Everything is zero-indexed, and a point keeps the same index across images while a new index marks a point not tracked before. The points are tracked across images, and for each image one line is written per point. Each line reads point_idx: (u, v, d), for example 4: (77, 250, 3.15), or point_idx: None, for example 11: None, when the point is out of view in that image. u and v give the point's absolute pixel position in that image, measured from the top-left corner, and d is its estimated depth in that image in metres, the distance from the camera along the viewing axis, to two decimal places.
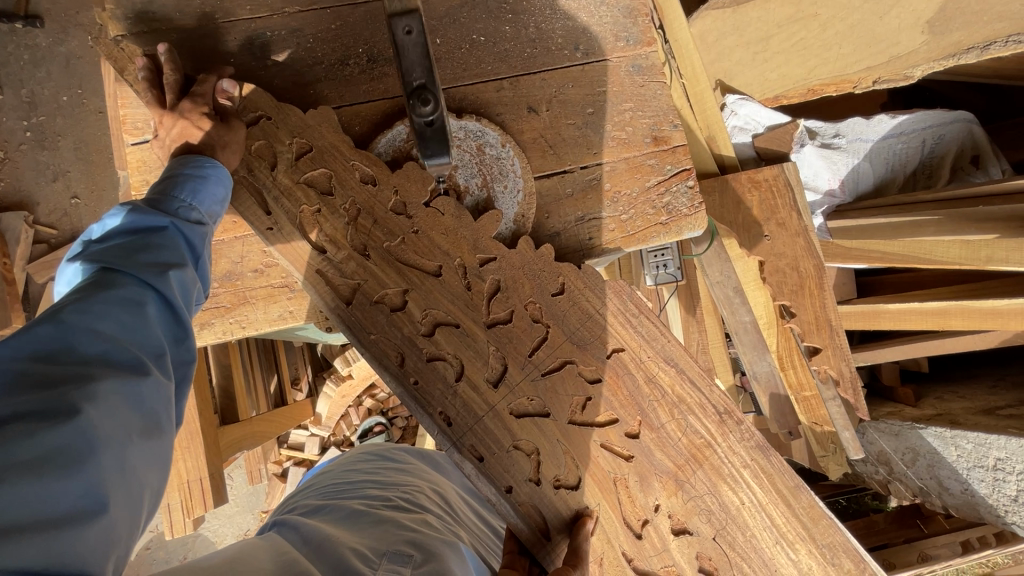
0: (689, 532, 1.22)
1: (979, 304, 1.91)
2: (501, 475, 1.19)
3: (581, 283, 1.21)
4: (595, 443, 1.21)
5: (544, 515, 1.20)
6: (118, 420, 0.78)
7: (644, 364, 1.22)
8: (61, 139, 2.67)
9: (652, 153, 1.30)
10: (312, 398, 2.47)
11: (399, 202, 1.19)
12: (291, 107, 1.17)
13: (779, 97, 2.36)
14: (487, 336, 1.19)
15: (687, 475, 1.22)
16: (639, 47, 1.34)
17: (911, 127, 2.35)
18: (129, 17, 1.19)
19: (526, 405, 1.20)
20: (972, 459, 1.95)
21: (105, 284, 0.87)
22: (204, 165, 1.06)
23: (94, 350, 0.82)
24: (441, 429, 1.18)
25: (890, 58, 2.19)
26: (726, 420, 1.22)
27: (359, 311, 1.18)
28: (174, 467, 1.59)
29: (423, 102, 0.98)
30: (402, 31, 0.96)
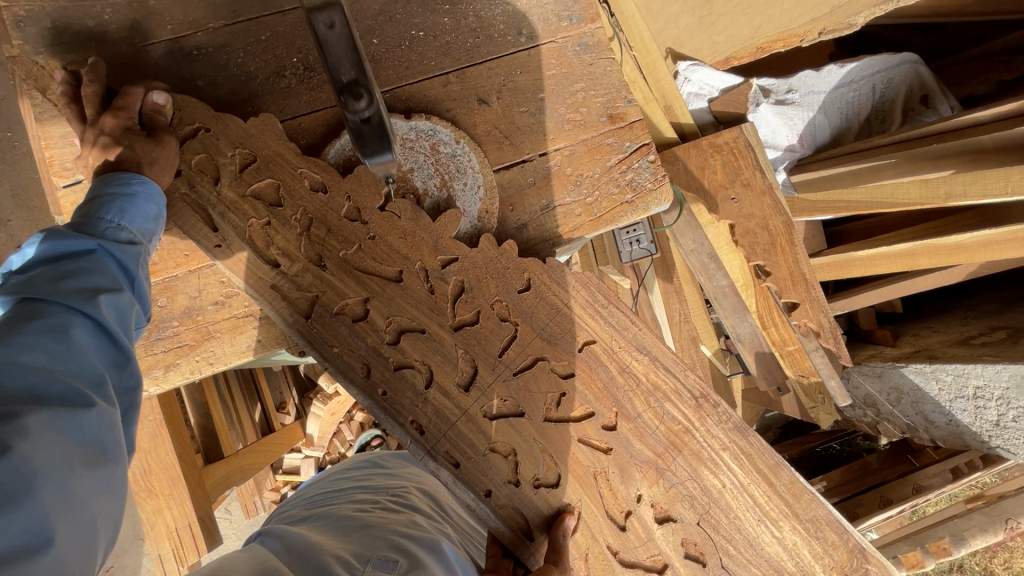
0: (674, 519, 1.23)
1: (944, 241, 1.95)
2: (479, 480, 1.17)
3: (548, 278, 1.20)
4: (572, 439, 1.21)
5: (524, 515, 1.19)
6: (56, 453, 0.76)
7: (619, 353, 1.22)
8: None
9: (609, 132, 1.28)
10: (301, 419, 2.42)
11: (353, 208, 1.15)
12: (230, 117, 1.11)
13: (730, 58, 2.40)
14: (454, 339, 1.17)
15: (667, 462, 1.23)
16: (583, 25, 1.31)
17: (859, 75, 2.38)
18: (38, 51, 1.11)
19: (500, 407, 1.19)
20: (953, 391, 2.00)
21: (28, 316, 0.83)
22: (130, 182, 0.99)
23: (24, 384, 0.78)
24: (413, 439, 1.15)
25: (832, 9, 2.22)
26: (703, 405, 1.23)
27: (319, 324, 1.13)
28: (160, 517, 1.52)
29: (355, 98, 0.87)
30: (323, 24, 0.84)
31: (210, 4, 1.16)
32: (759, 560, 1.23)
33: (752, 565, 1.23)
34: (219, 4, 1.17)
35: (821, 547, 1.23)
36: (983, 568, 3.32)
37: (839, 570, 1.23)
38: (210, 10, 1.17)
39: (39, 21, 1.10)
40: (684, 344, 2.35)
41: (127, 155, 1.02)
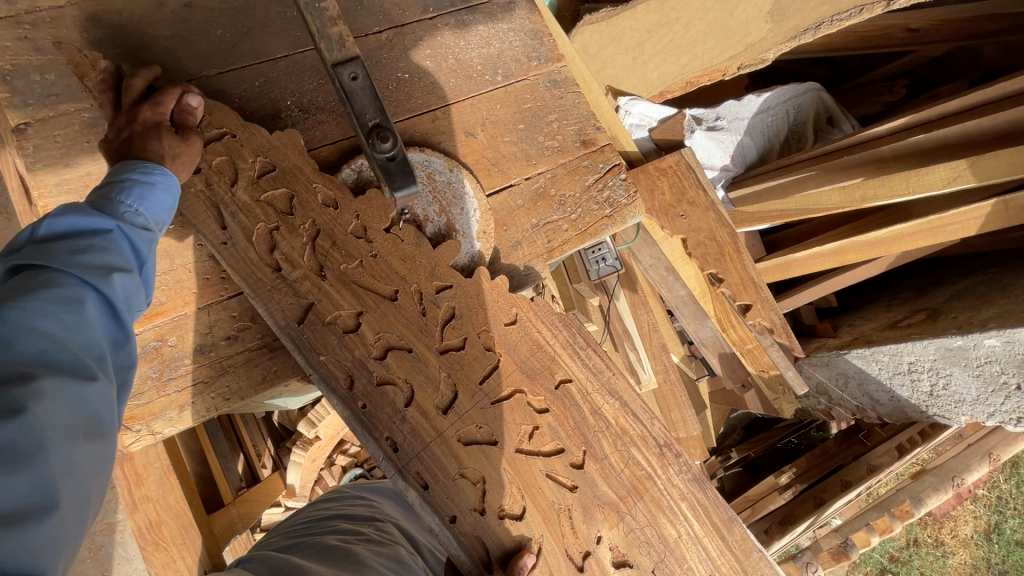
0: (628, 563, 1.25)
1: (866, 238, 2.24)
2: (445, 503, 1.18)
3: (533, 315, 1.27)
4: (540, 473, 1.24)
5: (487, 545, 1.19)
6: (66, 418, 0.78)
7: (588, 395, 1.28)
8: None
9: (585, 155, 1.43)
10: (280, 471, 2.33)
11: (359, 226, 1.21)
12: (257, 127, 1.18)
13: (664, 92, 2.64)
14: (438, 362, 1.21)
15: (627, 506, 1.27)
16: (550, 63, 1.47)
17: (774, 102, 2.74)
18: (29, 103, 1.12)
19: (474, 433, 1.22)
20: (891, 368, 2.25)
21: (43, 283, 0.83)
22: (151, 172, 0.99)
23: (33, 349, 0.79)
24: (386, 456, 1.17)
25: (745, 47, 2.55)
26: (666, 453, 1.30)
27: (311, 331, 1.17)
28: (173, 569, 1.46)
29: (381, 140, 1.03)
30: (348, 77, 1.01)
31: (202, 54, 1.22)
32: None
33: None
34: (209, 54, 1.22)
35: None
36: (935, 539, 3.60)
37: None
38: (203, 60, 1.22)
39: (29, 75, 1.12)
40: (656, 352, 2.52)
41: (153, 145, 1.04)
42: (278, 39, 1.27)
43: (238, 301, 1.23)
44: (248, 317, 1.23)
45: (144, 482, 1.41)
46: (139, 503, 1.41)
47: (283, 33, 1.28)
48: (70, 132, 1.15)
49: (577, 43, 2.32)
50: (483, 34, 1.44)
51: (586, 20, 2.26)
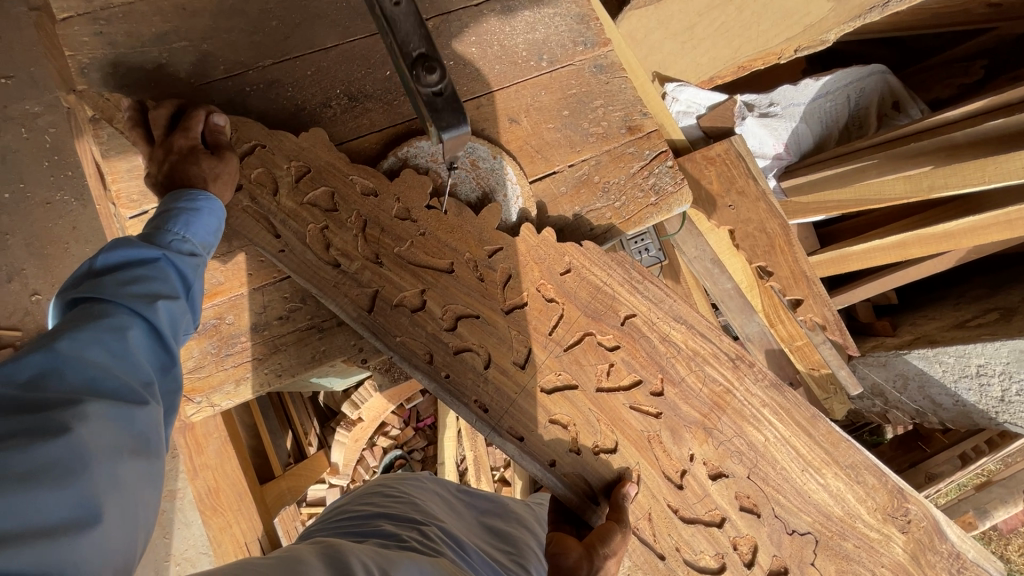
0: (726, 475, 1.34)
1: (933, 231, 2.09)
2: (543, 451, 1.27)
3: (586, 261, 1.29)
4: (624, 406, 1.32)
5: (588, 481, 1.30)
6: (112, 436, 0.77)
7: (658, 326, 1.32)
8: (11, 238, 2.53)
9: (630, 142, 1.40)
10: (325, 449, 2.45)
11: (402, 209, 1.25)
12: (284, 133, 1.22)
13: (714, 78, 2.62)
14: (507, 322, 1.26)
15: (714, 423, 1.34)
16: (597, 48, 1.45)
17: (834, 86, 2.58)
18: (102, 93, 1.19)
19: (555, 381, 1.29)
20: (957, 371, 2.11)
21: (94, 314, 0.86)
22: (196, 198, 1.06)
23: (82, 378, 0.80)
24: (478, 416, 1.24)
25: (804, 28, 2.45)
26: (740, 366, 1.34)
27: (381, 316, 1.22)
28: (228, 533, 1.57)
29: (428, 71, 0.92)
30: (389, 1, 0.93)
31: (259, 46, 1.27)
32: (808, 507, 1.36)
33: (803, 512, 1.36)
34: (266, 45, 1.27)
35: (863, 490, 1.38)
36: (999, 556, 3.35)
37: (883, 511, 1.38)
38: (260, 51, 1.27)
39: (103, 66, 1.20)
40: None
41: (194, 172, 1.10)
42: (328, 29, 1.30)
43: (290, 282, 1.28)
44: (299, 298, 1.28)
45: (204, 451, 1.50)
46: (200, 469, 1.51)
47: (335, 23, 1.31)
48: None
49: (624, 28, 2.27)
50: (529, 20, 1.43)
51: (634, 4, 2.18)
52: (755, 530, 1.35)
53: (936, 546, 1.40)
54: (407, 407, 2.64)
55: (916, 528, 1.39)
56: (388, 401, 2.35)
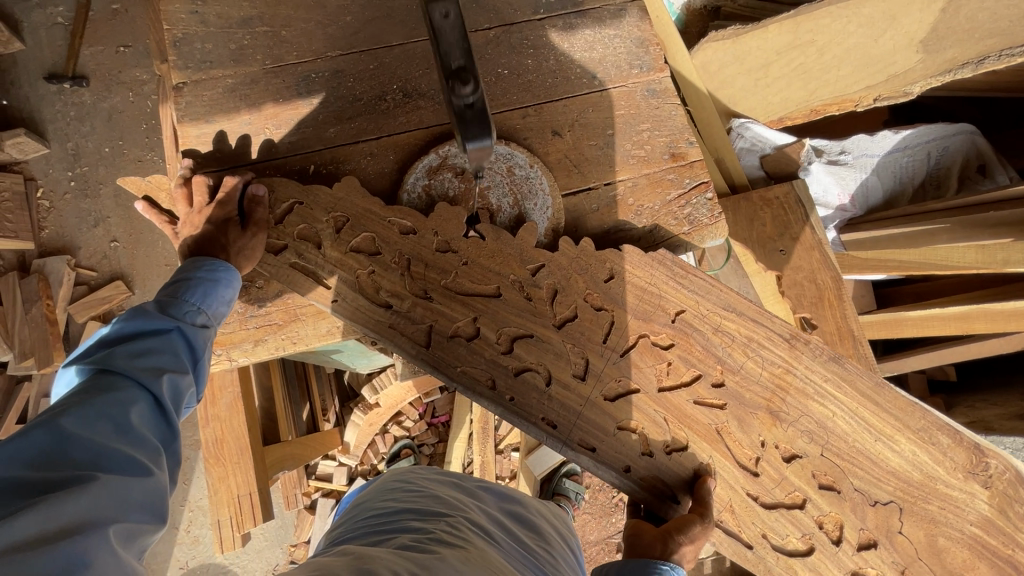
0: (801, 457, 1.30)
1: (999, 307, 1.94)
2: (615, 457, 1.29)
3: (628, 264, 1.29)
4: (688, 403, 1.31)
5: (665, 479, 1.30)
6: (111, 504, 0.79)
7: (709, 317, 1.30)
8: (103, 187, 2.82)
9: (671, 168, 1.39)
10: (340, 428, 2.56)
11: (442, 242, 1.28)
12: (318, 187, 1.27)
13: (783, 118, 2.51)
14: (560, 337, 1.28)
15: (779, 404, 1.30)
16: (652, 72, 1.45)
17: (915, 142, 2.41)
18: (188, 66, 1.32)
19: (616, 388, 1.30)
20: (1011, 462, 1.97)
21: (106, 385, 0.93)
22: (215, 269, 1.19)
23: (88, 453, 0.83)
24: (548, 432, 1.28)
25: (889, 77, 2.34)
26: (795, 345, 1.30)
27: (439, 349, 1.27)
28: (225, 484, 1.68)
29: (463, 84, 1.02)
30: (440, 15, 1.01)
31: (331, 38, 1.36)
32: (888, 477, 1.29)
33: (884, 483, 1.29)
34: (337, 38, 1.36)
35: (938, 453, 1.29)
36: None
37: (964, 468, 1.29)
38: (330, 43, 1.36)
39: (193, 43, 1.33)
40: None
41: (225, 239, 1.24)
42: (396, 29, 1.38)
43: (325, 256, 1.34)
44: None
45: (218, 402, 1.64)
46: (210, 419, 1.64)
47: (403, 23, 1.39)
48: (213, 94, 1.32)
49: (698, 59, 2.28)
50: (588, 38, 1.45)
51: (711, 37, 2.21)
52: (840, 509, 1.29)
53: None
54: (425, 401, 2.65)
55: (998, 482, 1.29)
56: (405, 392, 2.44)
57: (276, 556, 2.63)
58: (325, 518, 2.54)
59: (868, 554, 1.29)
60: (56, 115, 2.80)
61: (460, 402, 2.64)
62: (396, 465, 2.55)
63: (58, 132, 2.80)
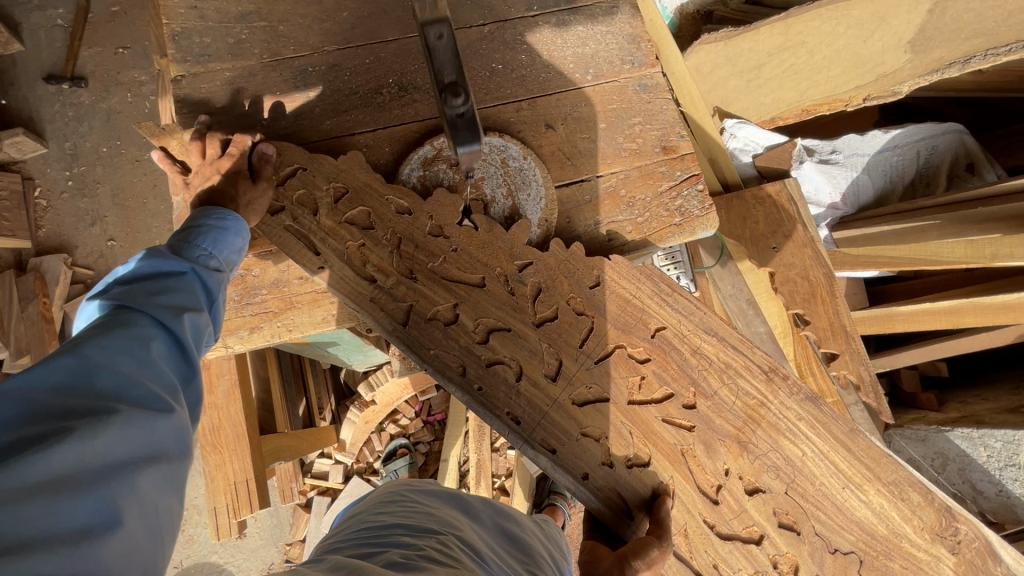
0: (763, 492, 1.28)
1: (989, 300, 1.96)
2: (575, 462, 1.26)
3: (614, 274, 1.31)
4: (657, 419, 1.29)
5: (622, 495, 1.26)
6: (137, 440, 0.80)
7: (687, 338, 1.31)
8: (101, 187, 2.83)
9: (662, 161, 1.41)
10: (336, 425, 2.58)
11: (435, 226, 1.29)
12: (324, 157, 1.29)
13: (775, 118, 2.55)
14: (538, 335, 1.28)
15: (748, 436, 1.29)
16: (644, 68, 1.48)
17: (904, 141, 2.44)
18: (187, 60, 1.34)
19: (586, 394, 1.28)
20: (1004, 458, 1.93)
21: (126, 320, 0.93)
22: (225, 218, 1.16)
23: (112, 383, 0.83)
24: (511, 429, 1.26)
25: (876, 77, 2.38)
26: (774, 378, 1.29)
27: (416, 329, 1.27)
28: (222, 471, 1.68)
29: (454, 96, 1.03)
30: (434, 36, 1.03)
31: (327, 32, 1.38)
32: (851, 526, 1.26)
33: (846, 531, 1.26)
34: (334, 33, 1.39)
35: (908, 509, 1.27)
36: None
37: (930, 529, 1.26)
38: (326, 38, 1.38)
39: (192, 37, 1.35)
40: None
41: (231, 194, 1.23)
42: (392, 25, 1.41)
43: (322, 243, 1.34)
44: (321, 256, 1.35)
45: (215, 390, 1.67)
46: (208, 406, 1.67)
47: (398, 19, 1.41)
48: (212, 87, 1.34)
49: (691, 61, 2.34)
50: (581, 34, 1.48)
51: (703, 39, 2.27)
52: (796, 549, 1.27)
53: (990, 568, 1.26)
54: (421, 400, 2.65)
55: (966, 550, 1.26)
56: (403, 390, 2.43)
57: (272, 555, 2.62)
58: (320, 515, 2.57)
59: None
60: (54, 115, 2.82)
61: (456, 400, 2.65)
62: (392, 464, 2.57)
63: (56, 132, 2.82)
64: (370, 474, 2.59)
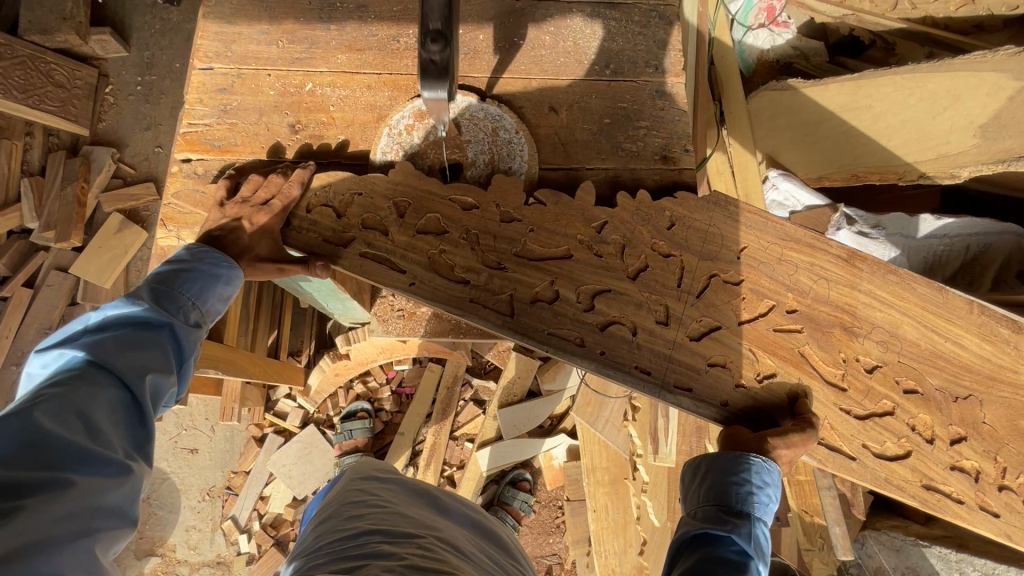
0: (882, 366, 1.26)
1: None
2: (711, 395, 1.23)
3: (683, 208, 1.30)
4: (770, 331, 1.27)
5: (767, 404, 1.24)
6: (71, 514, 0.88)
7: (769, 250, 1.29)
8: (165, 98, 3.01)
9: (658, 170, 1.37)
10: (307, 369, 2.59)
11: (504, 213, 1.30)
12: (372, 176, 1.30)
13: (823, 178, 2.39)
14: (637, 287, 1.27)
15: (852, 320, 1.28)
16: (667, 75, 1.43)
17: (955, 231, 2.25)
18: None
19: (698, 328, 1.26)
20: None
21: (88, 379, 0.99)
22: (217, 262, 1.21)
23: (63, 450, 0.90)
24: (644, 382, 1.23)
25: (939, 155, 2.13)
26: (853, 262, 1.29)
27: (524, 316, 1.25)
28: None
29: (433, 42, 1.05)
30: None
31: None
32: (966, 372, 1.28)
33: (961, 378, 1.27)
34: None
35: (1015, 354, 1.30)
36: None
37: None
38: None
39: None
40: (689, 430, 2.18)
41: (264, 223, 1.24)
42: None
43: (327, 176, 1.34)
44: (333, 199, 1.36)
45: None
46: None
47: None
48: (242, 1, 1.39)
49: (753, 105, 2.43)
50: (613, 29, 1.45)
51: (770, 85, 2.33)
52: (927, 410, 1.26)
53: None
54: (395, 367, 2.65)
55: None
56: (379, 354, 2.46)
57: (216, 478, 2.65)
58: (270, 453, 2.60)
59: (962, 447, 1.25)
60: (143, 25, 3.03)
61: (429, 377, 2.64)
62: (349, 423, 2.54)
63: (141, 40, 3.02)
64: (328, 427, 2.61)
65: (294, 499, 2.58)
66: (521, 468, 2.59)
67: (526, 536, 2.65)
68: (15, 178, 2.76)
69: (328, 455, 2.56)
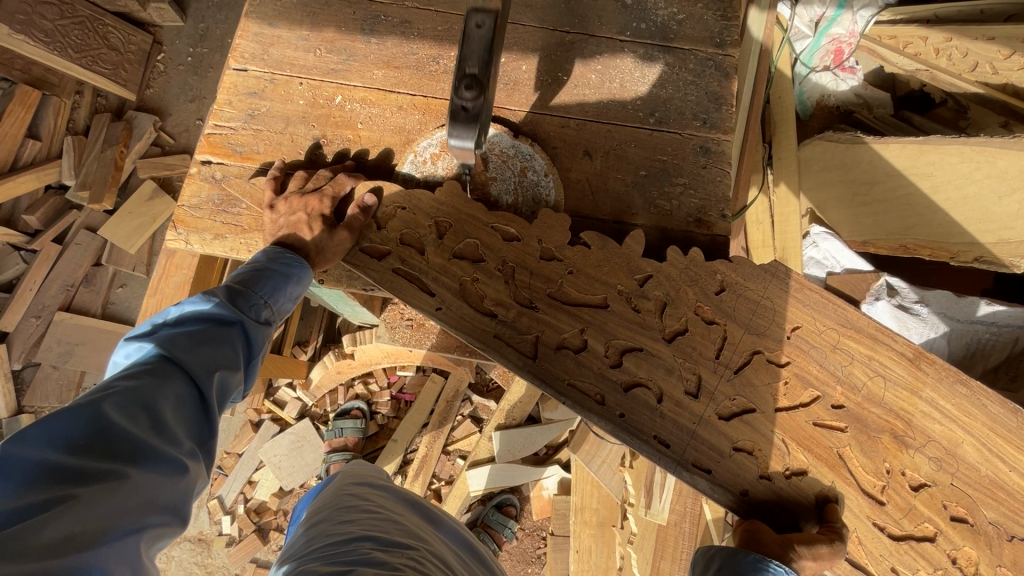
0: (930, 486, 1.15)
1: None
2: (732, 481, 1.16)
3: (738, 275, 1.21)
4: (808, 425, 1.17)
5: (795, 505, 1.15)
6: (133, 505, 0.84)
7: (826, 334, 1.20)
8: (212, 71, 3.04)
9: (692, 232, 1.29)
10: (310, 362, 2.59)
11: (544, 250, 1.24)
12: (420, 193, 1.26)
13: (867, 243, 2.22)
14: (671, 351, 1.19)
15: (905, 429, 1.17)
16: (715, 131, 1.34)
17: (1005, 321, 2.04)
18: None
19: (731, 407, 1.18)
20: None
21: (161, 372, 0.97)
22: (291, 264, 1.20)
23: (130, 443, 0.87)
24: (661, 454, 1.16)
25: (998, 241, 1.98)
26: (919, 364, 1.17)
27: (546, 361, 1.19)
28: None
29: (467, 89, 1.02)
30: (474, 24, 1.04)
31: None
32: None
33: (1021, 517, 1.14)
34: None
35: None
36: None
37: None
38: None
39: None
40: (685, 490, 2.12)
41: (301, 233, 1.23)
42: None
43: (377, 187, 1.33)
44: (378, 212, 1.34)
45: (168, 279, 1.72)
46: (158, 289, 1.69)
47: None
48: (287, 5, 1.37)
49: (803, 153, 2.25)
50: (663, 74, 1.36)
51: (824, 134, 2.18)
52: (974, 543, 1.13)
53: None
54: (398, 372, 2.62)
55: None
56: (382, 357, 2.40)
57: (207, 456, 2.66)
58: (263, 440, 2.61)
59: None
60: None
61: (431, 386, 2.61)
62: (342, 421, 2.52)
63: (197, 11, 3.04)
64: (321, 422, 2.62)
65: (280, 489, 2.59)
66: (507, 493, 2.54)
67: (504, 561, 2.61)
68: (59, 134, 2.81)
69: (318, 451, 2.57)
